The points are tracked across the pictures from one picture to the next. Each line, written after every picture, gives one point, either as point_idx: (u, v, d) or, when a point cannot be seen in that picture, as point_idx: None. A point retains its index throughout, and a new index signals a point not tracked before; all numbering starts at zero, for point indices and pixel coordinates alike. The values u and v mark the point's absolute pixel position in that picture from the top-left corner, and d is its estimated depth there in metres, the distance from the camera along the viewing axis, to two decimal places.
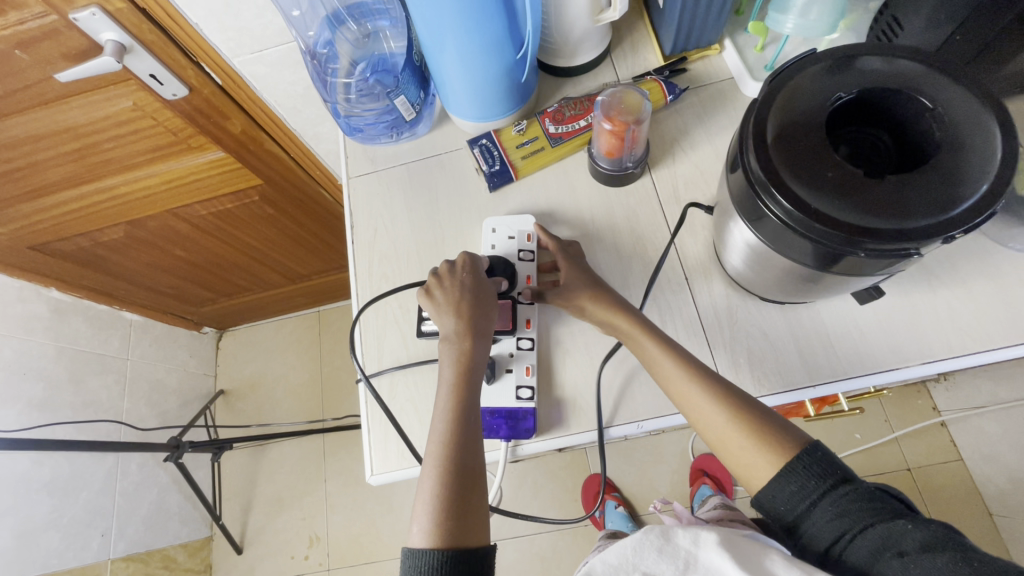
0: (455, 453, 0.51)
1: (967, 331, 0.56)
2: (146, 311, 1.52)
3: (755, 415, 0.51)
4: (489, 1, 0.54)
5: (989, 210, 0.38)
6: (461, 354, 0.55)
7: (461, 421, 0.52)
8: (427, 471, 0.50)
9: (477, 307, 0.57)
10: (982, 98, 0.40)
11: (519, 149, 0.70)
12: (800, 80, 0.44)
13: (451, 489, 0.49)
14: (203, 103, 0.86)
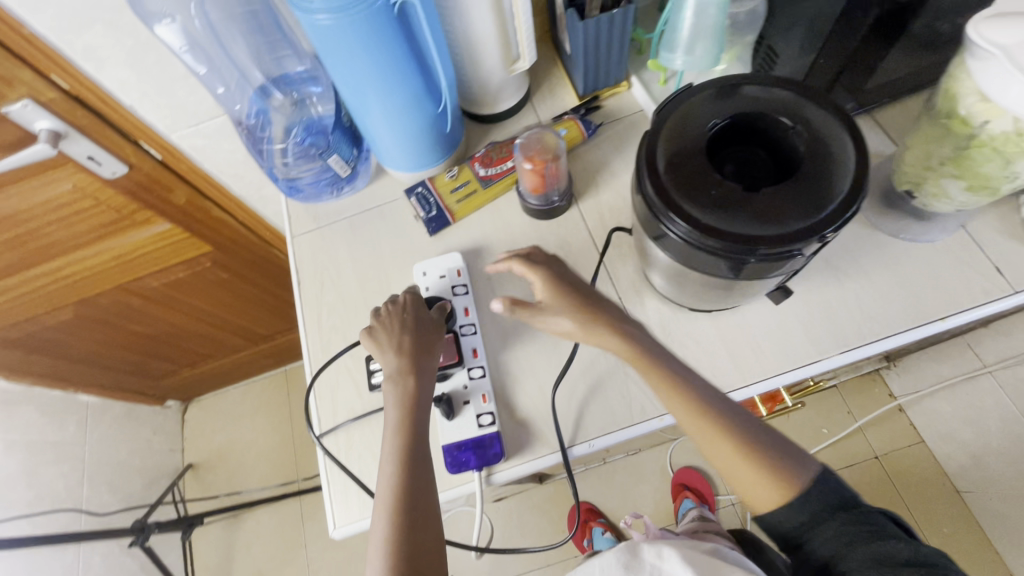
0: (404, 496, 0.51)
1: (873, 318, 0.61)
2: (104, 391, 1.48)
3: (751, 436, 0.51)
4: (404, 61, 0.59)
5: (853, 209, 0.43)
6: (406, 391, 0.57)
7: (410, 463, 0.53)
8: (380, 516, 0.51)
9: (417, 345, 0.59)
10: (832, 113, 0.46)
11: (454, 193, 0.73)
12: (681, 112, 0.49)
13: (402, 533, 0.50)
14: (145, 179, 0.88)
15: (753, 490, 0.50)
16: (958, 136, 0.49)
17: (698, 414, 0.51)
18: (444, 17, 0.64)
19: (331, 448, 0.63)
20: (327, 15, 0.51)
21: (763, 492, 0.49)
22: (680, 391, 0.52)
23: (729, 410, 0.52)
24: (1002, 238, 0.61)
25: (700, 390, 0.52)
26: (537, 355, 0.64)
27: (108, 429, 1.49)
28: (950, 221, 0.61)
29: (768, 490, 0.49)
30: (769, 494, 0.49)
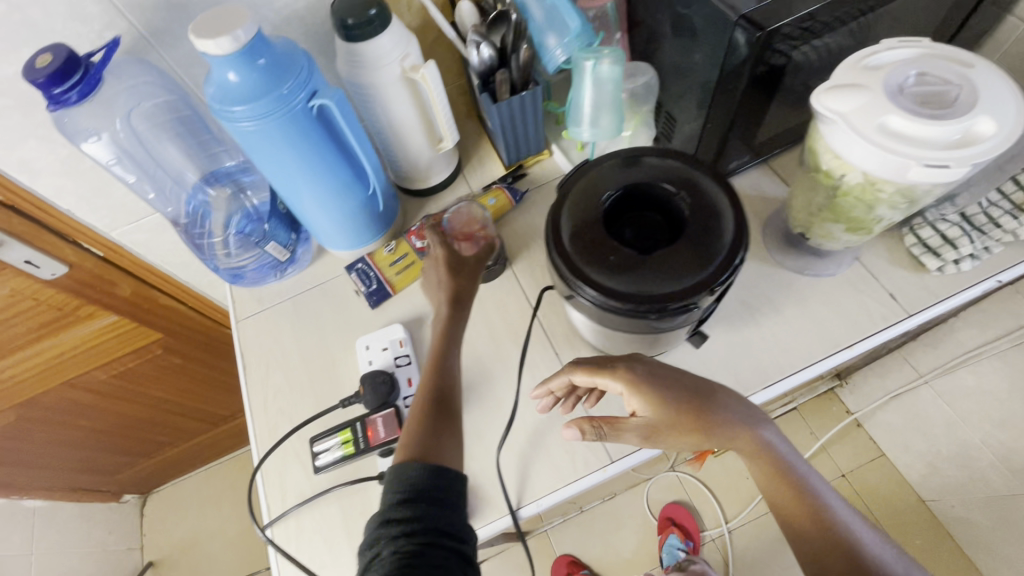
0: (435, 399, 0.52)
1: (788, 351, 0.65)
2: (53, 495, 1.39)
3: (852, 546, 0.46)
4: (330, 153, 0.63)
5: (735, 265, 0.48)
6: (449, 305, 0.59)
7: (443, 375, 0.54)
8: (410, 416, 0.52)
9: (452, 272, 0.61)
10: (710, 179, 0.52)
11: (393, 266, 0.77)
12: (580, 185, 0.53)
13: (428, 424, 0.50)
14: (87, 275, 0.88)
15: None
16: (825, 187, 0.55)
17: (787, 494, 0.50)
18: (366, 106, 0.69)
19: (281, 536, 0.62)
20: (250, 122, 0.55)
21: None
22: (779, 476, 0.51)
23: (828, 509, 0.49)
24: (890, 267, 0.68)
25: (817, 484, 0.51)
26: (481, 419, 0.66)
27: (57, 536, 1.40)
28: (844, 254, 0.69)
29: None
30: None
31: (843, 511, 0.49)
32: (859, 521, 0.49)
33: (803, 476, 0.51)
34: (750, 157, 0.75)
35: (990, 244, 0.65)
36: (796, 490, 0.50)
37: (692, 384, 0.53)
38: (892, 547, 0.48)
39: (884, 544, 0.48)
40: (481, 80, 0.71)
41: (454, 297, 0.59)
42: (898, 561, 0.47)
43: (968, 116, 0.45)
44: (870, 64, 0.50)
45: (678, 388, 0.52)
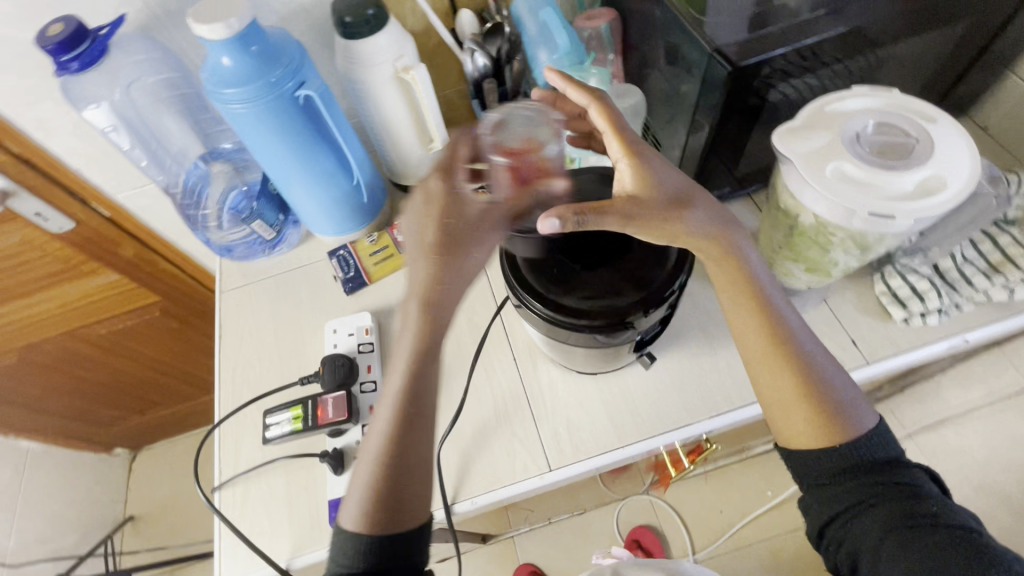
0: (393, 450, 0.48)
1: (741, 383, 0.65)
2: (49, 438, 1.44)
3: (802, 357, 0.52)
4: (316, 142, 0.66)
5: (671, 290, 0.50)
6: (426, 277, 0.49)
7: (406, 420, 0.49)
8: (365, 460, 0.49)
9: (444, 230, 0.49)
10: None
11: (373, 256, 0.79)
12: None
13: (387, 485, 0.48)
14: (93, 233, 0.93)
15: (785, 426, 0.52)
16: (785, 225, 0.56)
17: (753, 315, 0.52)
18: (361, 101, 0.72)
19: (227, 499, 0.64)
20: (240, 104, 0.58)
21: (798, 424, 0.51)
22: (752, 296, 0.53)
23: (798, 345, 0.52)
24: (856, 312, 0.67)
25: (786, 314, 0.53)
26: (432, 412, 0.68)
27: (47, 477, 1.45)
28: (811, 296, 0.68)
29: (801, 417, 0.51)
30: (811, 436, 0.50)
31: (807, 343, 0.53)
32: (822, 355, 0.53)
33: (775, 301, 0.53)
34: (732, 188, 0.75)
35: (959, 301, 0.64)
36: (771, 325, 0.52)
37: (674, 185, 0.50)
38: (846, 384, 0.52)
39: (838, 378, 0.52)
40: (475, 86, 0.73)
41: (449, 265, 0.49)
42: (850, 397, 0.51)
43: (921, 169, 0.46)
44: (834, 109, 0.51)
45: (666, 177, 0.50)
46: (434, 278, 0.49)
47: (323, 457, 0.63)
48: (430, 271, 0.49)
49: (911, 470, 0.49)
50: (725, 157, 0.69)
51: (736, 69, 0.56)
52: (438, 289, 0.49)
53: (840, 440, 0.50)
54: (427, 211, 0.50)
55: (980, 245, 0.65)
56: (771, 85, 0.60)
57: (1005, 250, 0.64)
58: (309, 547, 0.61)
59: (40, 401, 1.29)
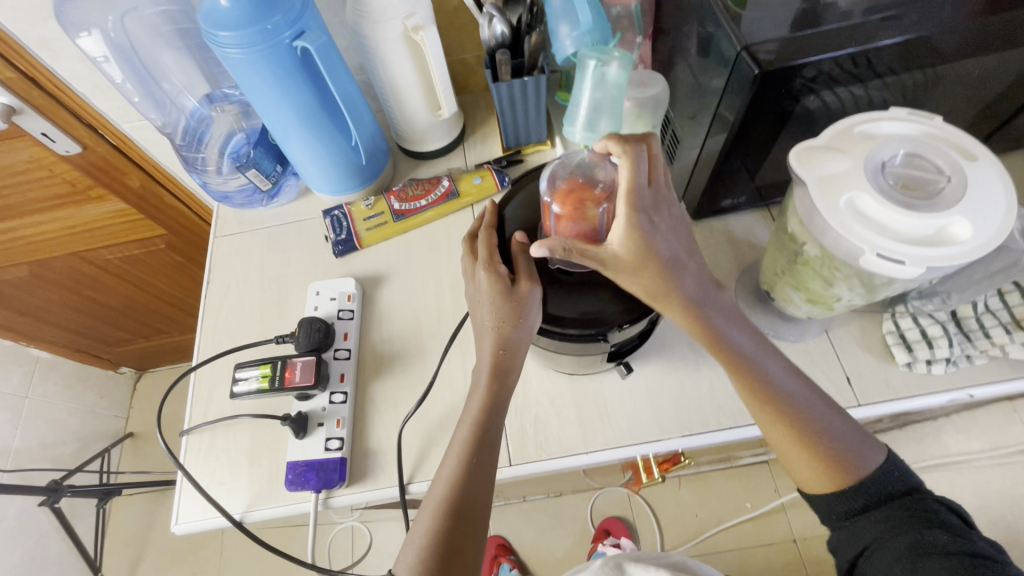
0: (455, 499, 0.46)
1: (720, 406, 0.62)
2: (58, 350, 1.50)
3: (806, 414, 0.47)
4: (313, 97, 0.63)
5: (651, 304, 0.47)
6: (496, 347, 0.49)
7: (467, 465, 0.47)
8: (428, 509, 0.46)
9: (509, 312, 0.48)
10: None
11: (367, 222, 0.77)
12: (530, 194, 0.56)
13: (445, 533, 0.45)
14: (100, 160, 0.93)
15: (795, 471, 0.48)
16: (790, 250, 0.52)
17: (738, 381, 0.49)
18: (368, 59, 0.69)
19: (193, 445, 0.66)
20: (236, 49, 0.55)
21: (809, 470, 0.47)
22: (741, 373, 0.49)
23: (787, 396, 0.48)
24: (858, 349, 0.63)
25: (772, 366, 0.49)
26: (402, 388, 0.67)
27: (53, 388, 1.52)
28: (812, 324, 0.64)
29: (814, 473, 0.47)
30: (820, 479, 0.47)
31: (804, 397, 0.49)
32: (820, 400, 0.49)
33: (759, 357, 0.49)
34: (749, 198, 0.70)
35: (972, 353, 0.59)
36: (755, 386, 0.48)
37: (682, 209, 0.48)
38: (839, 417, 0.49)
39: (840, 419, 0.48)
40: (489, 56, 0.68)
41: (513, 295, 0.47)
42: (853, 435, 0.48)
43: (947, 212, 0.41)
44: (864, 132, 0.46)
45: (681, 199, 0.48)
46: (497, 318, 0.48)
47: (286, 420, 0.62)
48: (497, 305, 0.48)
49: (930, 498, 0.45)
50: (744, 166, 0.64)
51: (764, 72, 0.51)
52: (503, 330, 0.48)
53: (852, 481, 0.46)
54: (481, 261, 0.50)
55: (1007, 296, 0.60)
56: (804, 93, 0.55)
57: None
58: (263, 504, 0.62)
59: (50, 315, 1.34)
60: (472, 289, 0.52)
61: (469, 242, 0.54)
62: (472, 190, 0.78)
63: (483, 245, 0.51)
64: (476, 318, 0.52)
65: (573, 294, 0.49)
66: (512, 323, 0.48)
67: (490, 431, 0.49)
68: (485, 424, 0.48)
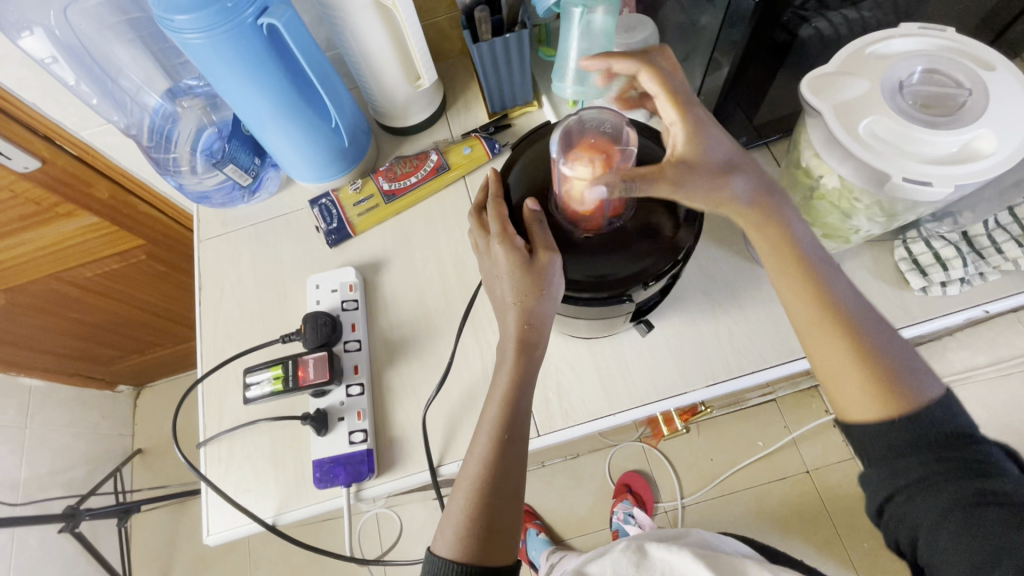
0: (491, 477, 0.45)
1: (741, 351, 0.62)
2: (50, 376, 1.46)
3: (863, 333, 0.46)
4: (286, 78, 0.59)
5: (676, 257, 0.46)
6: (521, 320, 0.47)
7: (502, 442, 0.46)
8: (463, 486, 0.46)
9: (531, 282, 0.46)
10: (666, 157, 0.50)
11: (357, 206, 0.74)
12: (534, 152, 0.53)
13: (481, 511, 0.44)
14: (62, 173, 0.87)
15: (840, 394, 0.47)
16: (805, 186, 0.50)
17: (799, 283, 0.48)
18: (337, 30, 0.64)
19: (213, 455, 0.64)
20: (195, 34, 0.51)
21: (858, 394, 0.45)
22: (814, 284, 0.47)
23: (851, 309, 0.47)
24: (873, 279, 0.63)
25: (834, 279, 0.48)
26: (419, 372, 0.66)
27: (53, 414, 1.48)
28: (824, 259, 0.63)
29: (867, 400, 0.45)
30: (870, 405, 0.45)
31: (865, 315, 0.47)
32: (880, 323, 0.47)
33: (823, 267, 0.48)
34: (748, 138, 0.68)
35: (985, 270, 0.59)
36: (824, 302, 0.47)
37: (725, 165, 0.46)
38: (910, 350, 0.47)
39: (898, 341, 0.46)
40: (466, 15, 0.64)
41: (533, 267, 0.45)
42: (917, 365, 0.46)
43: (970, 127, 0.39)
44: (876, 52, 0.44)
45: (718, 147, 0.46)
46: (519, 293, 0.46)
47: (305, 419, 0.61)
48: (518, 280, 0.46)
49: (983, 443, 0.43)
50: (744, 105, 0.62)
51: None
52: (525, 305, 0.47)
53: (904, 409, 0.44)
54: (494, 232, 0.48)
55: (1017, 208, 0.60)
56: (806, 18, 0.52)
57: None
58: (295, 505, 0.61)
59: (38, 342, 1.29)
60: (487, 265, 0.50)
61: (475, 218, 0.52)
62: (463, 161, 0.75)
63: (492, 217, 0.48)
64: (495, 296, 0.50)
65: (590, 259, 0.47)
66: (535, 297, 0.46)
67: (522, 406, 0.48)
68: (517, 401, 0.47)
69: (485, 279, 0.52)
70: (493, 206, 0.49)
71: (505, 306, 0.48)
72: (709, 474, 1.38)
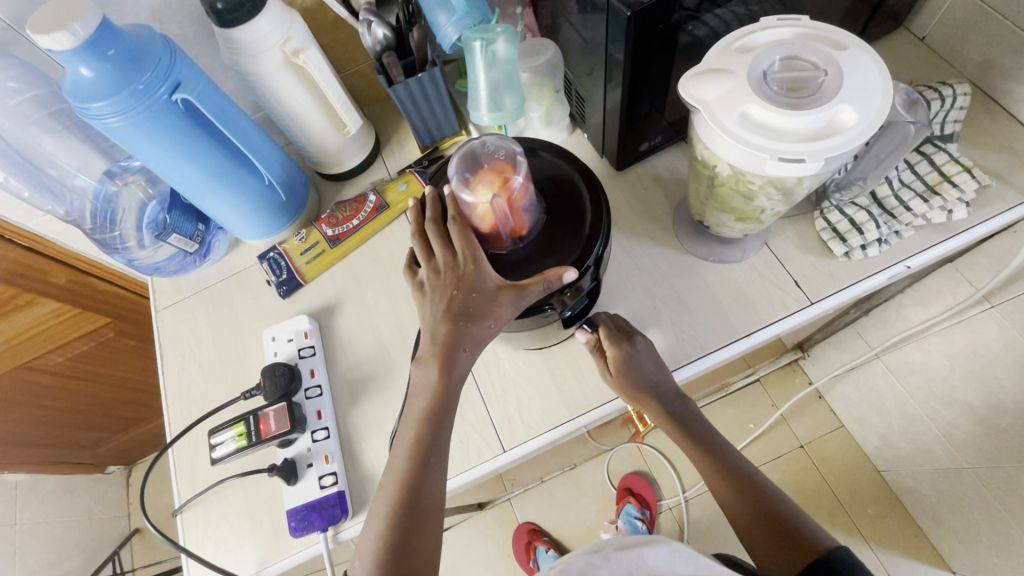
0: (405, 502, 0.43)
1: (686, 339, 0.64)
2: (36, 468, 1.44)
3: (753, 484, 0.58)
4: (212, 146, 0.61)
5: (590, 260, 0.47)
6: (438, 335, 0.46)
7: (422, 465, 0.45)
8: (379, 514, 0.44)
9: (461, 322, 0.45)
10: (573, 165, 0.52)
11: (304, 255, 0.75)
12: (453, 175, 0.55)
13: (393, 541, 0.42)
14: (17, 265, 0.89)
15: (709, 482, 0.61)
16: (707, 176, 0.53)
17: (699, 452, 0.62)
18: (258, 93, 0.67)
19: (189, 520, 0.65)
20: (114, 118, 0.53)
21: (762, 543, 0.54)
22: (709, 453, 0.62)
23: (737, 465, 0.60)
24: (799, 252, 0.66)
25: (731, 454, 0.62)
26: (382, 408, 0.67)
27: (43, 507, 1.46)
28: (751, 240, 0.66)
29: (769, 547, 0.54)
30: (770, 550, 0.54)
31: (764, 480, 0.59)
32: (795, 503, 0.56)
33: (716, 440, 0.63)
34: (664, 136, 0.72)
35: (899, 228, 0.63)
36: (718, 464, 0.60)
37: (654, 369, 0.60)
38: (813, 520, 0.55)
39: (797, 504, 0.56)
40: (378, 61, 0.67)
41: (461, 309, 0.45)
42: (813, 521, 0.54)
43: (830, 103, 0.43)
44: (742, 46, 0.47)
45: (647, 364, 0.60)
46: (492, 309, 0.45)
47: (273, 470, 0.62)
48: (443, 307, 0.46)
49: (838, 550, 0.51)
50: (649, 108, 0.65)
51: (636, 13, 0.52)
52: (495, 322, 0.45)
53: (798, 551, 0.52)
54: (460, 254, 0.46)
55: (918, 166, 0.64)
56: (682, 24, 0.56)
57: (941, 169, 0.63)
58: (275, 558, 0.61)
59: (16, 436, 1.27)
60: (435, 292, 0.47)
61: (422, 242, 0.49)
62: (401, 197, 0.77)
63: (455, 237, 0.46)
64: (437, 324, 0.46)
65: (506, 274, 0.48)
66: (510, 312, 0.45)
67: (441, 426, 0.46)
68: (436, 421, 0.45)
69: (426, 307, 0.47)
70: (456, 224, 0.47)
71: (463, 331, 0.45)
72: None
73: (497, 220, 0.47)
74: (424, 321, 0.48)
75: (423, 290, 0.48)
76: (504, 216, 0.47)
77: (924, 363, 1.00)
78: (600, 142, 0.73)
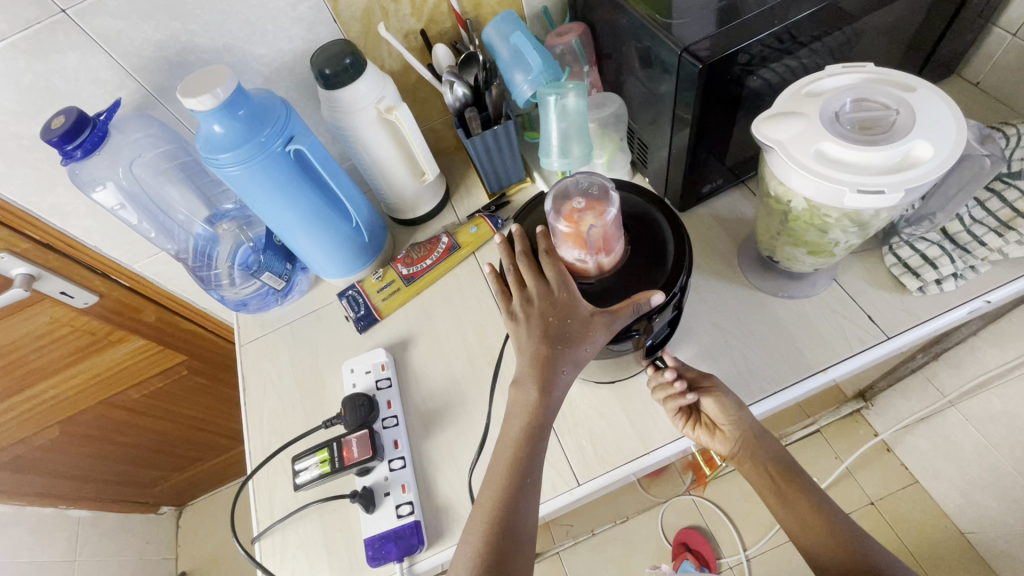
0: (503, 521, 0.46)
1: (759, 374, 0.63)
2: (97, 505, 1.48)
3: (798, 484, 0.60)
4: (313, 193, 0.68)
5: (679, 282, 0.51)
6: (536, 361, 0.49)
7: (518, 486, 0.47)
8: (474, 528, 0.46)
9: (560, 346, 0.48)
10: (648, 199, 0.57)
11: (381, 292, 0.80)
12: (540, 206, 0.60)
13: (493, 555, 0.45)
14: (117, 304, 0.97)
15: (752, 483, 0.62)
16: (779, 212, 0.56)
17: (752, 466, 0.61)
18: (351, 146, 0.75)
19: (268, 548, 0.66)
20: (236, 166, 0.60)
21: (812, 534, 0.57)
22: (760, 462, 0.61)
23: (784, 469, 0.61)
24: (870, 287, 0.66)
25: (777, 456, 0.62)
26: (454, 438, 0.68)
27: (100, 545, 1.49)
28: (820, 276, 0.68)
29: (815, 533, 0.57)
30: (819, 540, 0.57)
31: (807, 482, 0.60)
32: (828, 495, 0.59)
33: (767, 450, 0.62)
34: (725, 179, 0.75)
35: (975, 263, 0.63)
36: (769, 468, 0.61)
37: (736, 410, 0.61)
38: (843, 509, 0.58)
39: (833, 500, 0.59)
40: (458, 116, 0.74)
41: (555, 334, 0.48)
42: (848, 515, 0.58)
43: (906, 139, 0.45)
44: (811, 91, 0.51)
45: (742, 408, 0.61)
46: (586, 334, 0.48)
47: (354, 497, 0.63)
48: (539, 336, 0.49)
49: None
50: (713, 153, 0.69)
51: (706, 65, 0.56)
52: (590, 346, 0.48)
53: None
54: (552, 284, 0.50)
55: (988, 203, 0.65)
56: (745, 76, 0.60)
57: (1014, 205, 0.63)
58: None
59: (86, 470, 1.32)
60: (530, 319, 0.50)
61: (513, 273, 0.53)
62: (471, 239, 0.82)
63: (547, 268, 0.51)
64: (535, 348, 0.49)
65: (595, 301, 0.52)
66: (604, 337, 0.48)
67: (535, 449, 0.49)
68: (532, 445, 0.48)
69: (521, 334, 0.50)
70: (549, 256, 0.52)
71: (562, 354, 0.48)
72: (767, 521, 1.30)
73: (588, 249, 0.50)
74: (518, 345, 0.50)
75: (515, 318, 0.51)
76: (591, 245, 0.50)
77: (1007, 410, 0.94)
78: (662, 185, 0.77)
